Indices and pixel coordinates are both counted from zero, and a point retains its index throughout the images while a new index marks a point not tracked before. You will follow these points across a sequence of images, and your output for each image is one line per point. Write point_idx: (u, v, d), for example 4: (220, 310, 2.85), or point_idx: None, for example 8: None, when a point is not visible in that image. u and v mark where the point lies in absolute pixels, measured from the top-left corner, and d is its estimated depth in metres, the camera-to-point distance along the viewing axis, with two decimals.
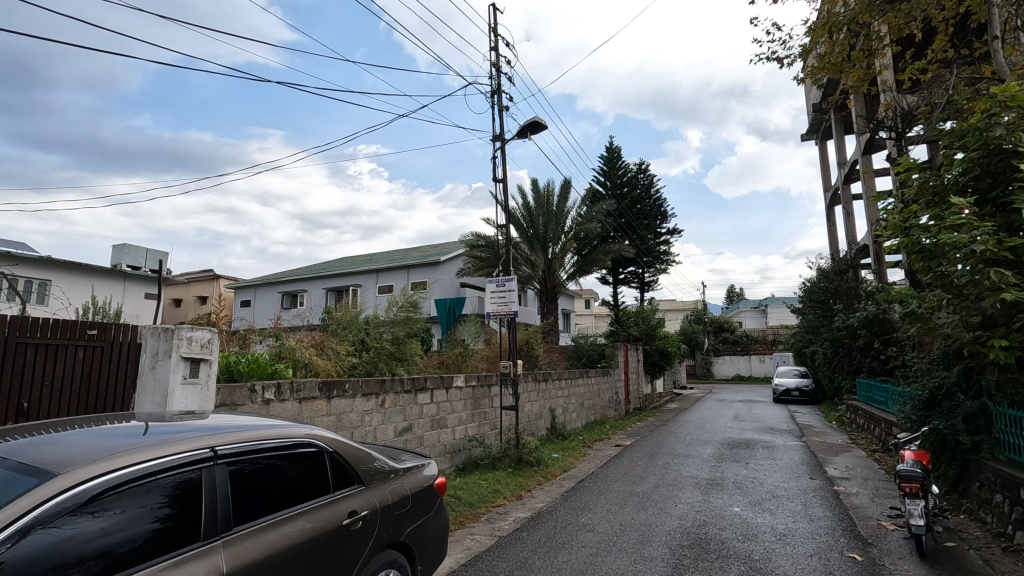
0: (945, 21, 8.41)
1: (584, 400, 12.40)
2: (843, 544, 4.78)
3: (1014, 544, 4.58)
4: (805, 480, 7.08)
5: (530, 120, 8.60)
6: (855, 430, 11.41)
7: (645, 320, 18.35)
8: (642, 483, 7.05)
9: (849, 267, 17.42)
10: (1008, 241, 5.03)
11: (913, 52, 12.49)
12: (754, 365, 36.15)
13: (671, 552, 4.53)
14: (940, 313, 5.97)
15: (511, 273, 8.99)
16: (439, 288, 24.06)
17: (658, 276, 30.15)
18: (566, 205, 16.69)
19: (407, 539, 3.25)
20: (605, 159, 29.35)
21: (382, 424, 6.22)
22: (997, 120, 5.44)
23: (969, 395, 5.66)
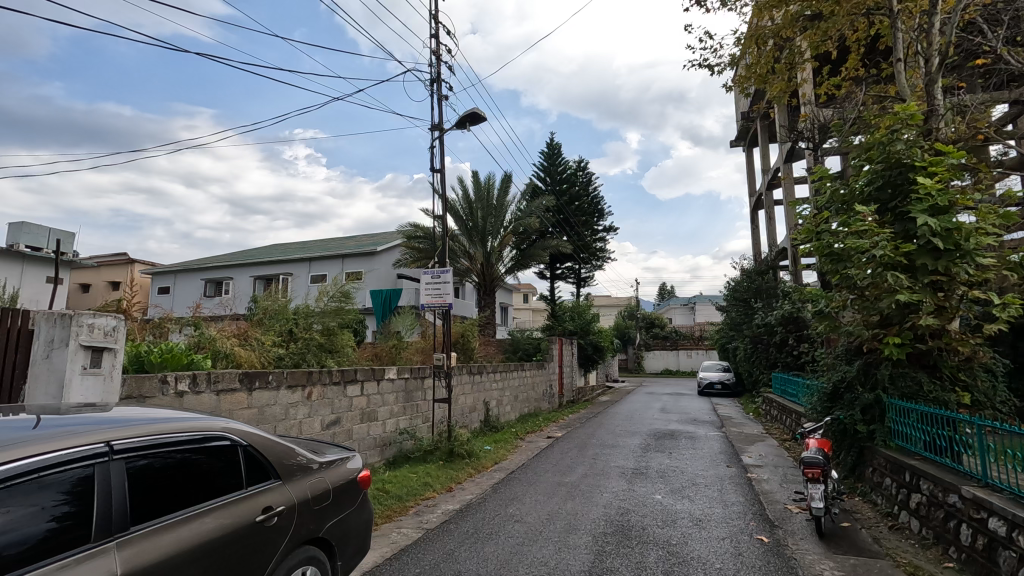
0: (858, 41, 9.05)
1: (519, 393, 12.51)
2: (752, 527, 5.09)
3: (899, 523, 5.05)
4: (722, 468, 7.48)
5: (469, 111, 8.51)
6: (770, 421, 12.15)
7: (580, 314, 18.70)
8: (571, 473, 7.22)
9: (769, 268, 18.52)
10: (903, 246, 5.50)
11: (829, 68, 13.41)
12: (682, 360, 37.44)
13: (595, 539, 4.66)
14: (845, 313, 6.52)
15: (447, 265, 8.93)
16: (374, 278, 23.52)
17: (594, 272, 30.84)
18: (506, 199, 16.71)
19: (328, 534, 3.16)
20: (545, 155, 29.68)
21: (308, 417, 6.00)
22: (898, 135, 5.94)
23: (866, 388, 6.13)
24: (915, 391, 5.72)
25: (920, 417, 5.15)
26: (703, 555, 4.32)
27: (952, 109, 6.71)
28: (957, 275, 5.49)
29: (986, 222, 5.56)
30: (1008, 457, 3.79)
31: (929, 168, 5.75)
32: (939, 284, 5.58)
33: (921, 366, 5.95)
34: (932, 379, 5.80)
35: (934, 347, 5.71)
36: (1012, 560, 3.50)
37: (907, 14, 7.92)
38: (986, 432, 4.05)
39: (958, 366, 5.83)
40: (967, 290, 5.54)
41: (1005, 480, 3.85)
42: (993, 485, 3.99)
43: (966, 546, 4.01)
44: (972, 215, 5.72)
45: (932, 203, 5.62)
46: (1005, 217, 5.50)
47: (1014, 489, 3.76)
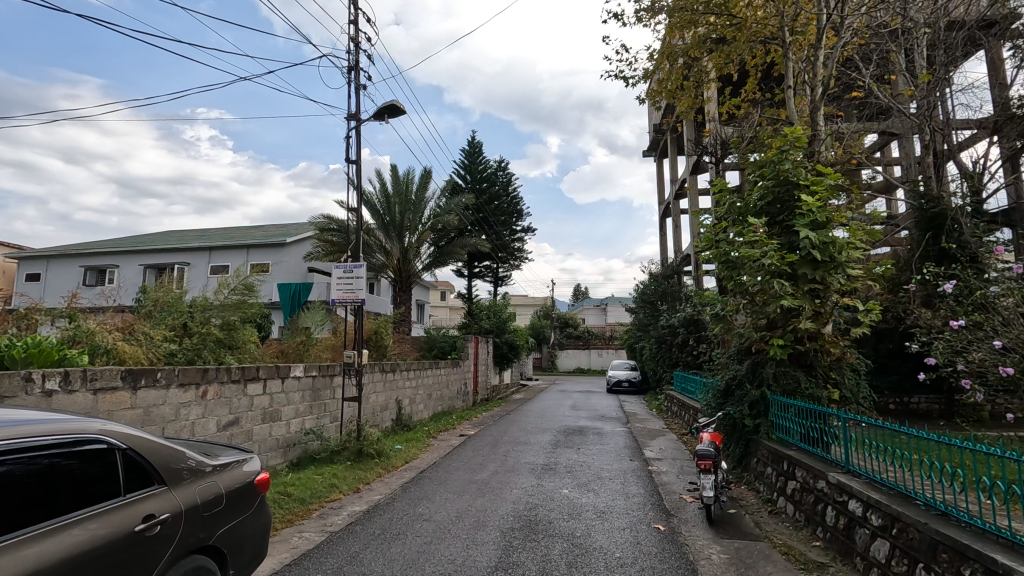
0: (756, 66, 9.81)
1: (432, 392, 12.39)
2: (650, 516, 5.39)
3: (777, 508, 5.56)
4: (626, 461, 7.85)
5: (388, 102, 8.31)
6: (670, 416, 12.91)
7: (497, 313, 18.78)
8: (482, 470, 7.26)
9: (674, 273, 19.64)
10: (787, 257, 6.05)
11: (731, 89, 14.46)
12: (593, 358, 38.86)
13: (503, 535, 4.72)
14: (738, 315, 7.08)
15: (360, 259, 8.66)
16: (283, 271, 22.34)
17: (511, 271, 31.18)
18: (425, 194, 16.48)
19: (219, 542, 2.95)
20: (466, 153, 29.56)
21: (202, 418, 5.58)
22: (787, 155, 6.53)
23: (754, 385, 6.68)
24: (794, 388, 6.31)
25: (797, 411, 5.70)
26: (605, 546, 4.51)
27: (831, 135, 7.46)
28: (831, 284, 6.12)
29: (856, 237, 6.23)
30: (866, 446, 4.30)
31: (810, 187, 6.35)
32: (816, 291, 6.19)
33: (800, 365, 6.57)
34: (809, 377, 6.43)
35: (811, 348, 6.32)
36: (867, 537, 3.96)
37: (797, 46, 8.71)
38: (850, 424, 4.56)
39: (830, 365, 6.49)
40: (838, 298, 6.20)
41: (863, 466, 4.36)
42: (854, 471, 4.50)
43: (830, 526, 4.50)
44: (845, 230, 6.37)
45: (812, 218, 6.21)
46: (870, 234, 6.18)
47: (869, 473, 4.26)
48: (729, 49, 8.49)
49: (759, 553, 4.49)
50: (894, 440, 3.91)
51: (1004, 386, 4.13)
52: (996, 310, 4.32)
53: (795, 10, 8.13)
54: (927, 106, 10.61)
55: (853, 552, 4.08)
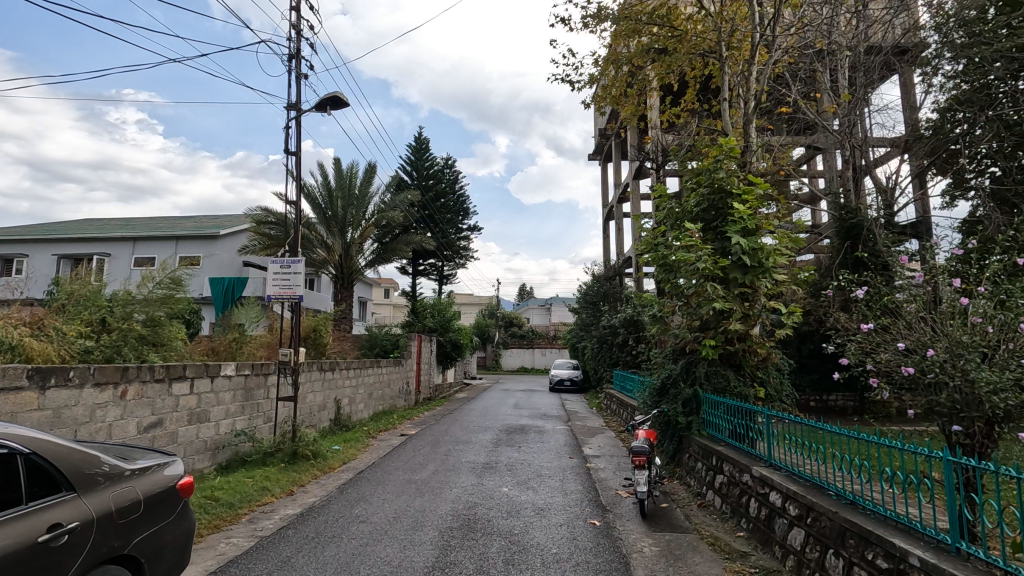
0: (696, 78, 10.21)
1: (373, 391, 12.14)
2: (586, 512, 5.51)
3: (705, 501, 5.83)
4: (565, 459, 8.00)
5: (330, 94, 8.08)
6: (610, 414, 13.22)
7: (441, 311, 18.57)
8: (422, 470, 7.20)
9: (616, 275, 20.11)
10: (720, 261, 6.34)
11: (671, 99, 14.98)
12: (537, 357, 39.28)
13: (441, 535, 4.70)
14: (673, 317, 7.37)
15: (298, 254, 8.39)
16: (215, 265, 21.25)
17: (456, 269, 31.01)
18: (369, 189, 16.11)
19: (135, 551, 2.78)
20: (413, 149, 29.12)
21: (120, 420, 5.22)
22: (721, 164, 6.84)
23: (687, 384, 6.97)
24: (723, 386, 6.62)
25: (725, 409, 5.99)
26: (542, 542, 4.58)
27: (762, 147, 7.87)
28: (758, 288, 6.46)
29: (782, 244, 6.58)
30: (788, 442, 4.57)
31: (742, 196, 6.65)
32: (745, 294, 6.52)
33: (729, 365, 6.89)
34: (737, 376, 6.76)
35: (739, 349, 6.64)
36: (785, 526, 4.22)
37: (733, 61, 9.12)
38: (773, 421, 4.83)
39: (756, 365, 6.86)
40: (766, 301, 6.54)
41: (784, 460, 4.63)
42: (775, 465, 4.78)
43: (753, 517, 4.75)
44: (773, 238, 6.72)
45: (743, 225, 6.54)
46: (795, 242, 6.56)
47: (789, 467, 4.54)
48: (670, 60, 8.80)
49: (687, 545, 4.69)
50: (813, 436, 4.18)
51: (906, 384, 4.50)
52: (901, 314, 4.68)
53: (731, 26, 8.52)
54: (848, 123, 11.40)
55: (772, 541, 4.33)
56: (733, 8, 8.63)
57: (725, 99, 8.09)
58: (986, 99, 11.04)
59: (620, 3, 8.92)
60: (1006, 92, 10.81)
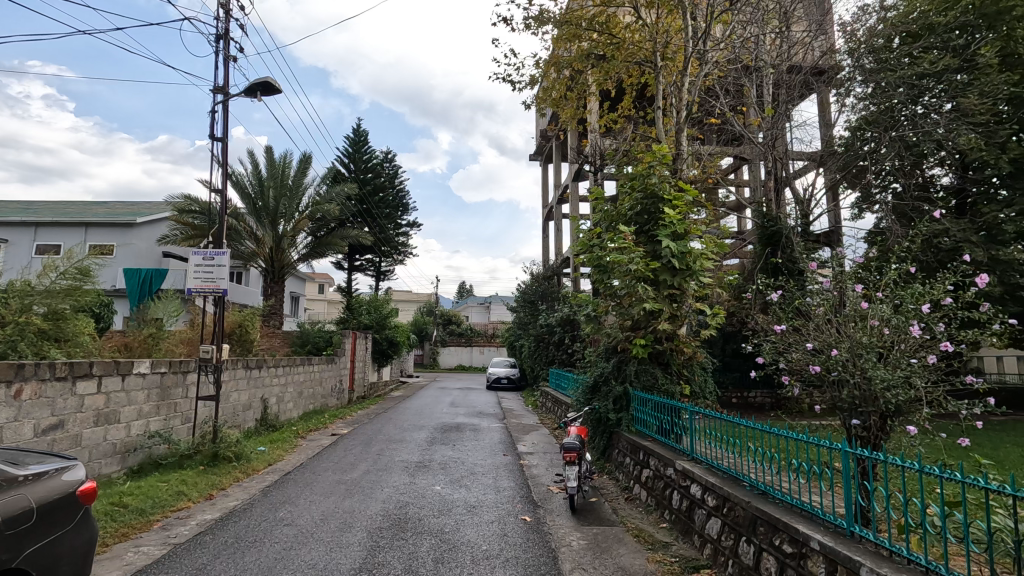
0: (632, 86, 10.51)
1: (303, 389, 11.73)
2: (518, 508, 5.58)
3: (632, 495, 6.05)
4: (499, 457, 8.05)
5: (261, 79, 7.73)
6: (544, 412, 13.39)
7: (377, 309, 18.19)
8: (353, 470, 7.03)
9: (554, 275, 20.37)
10: (651, 264, 6.58)
11: (609, 104, 15.42)
12: (475, 356, 39.19)
13: (370, 535, 4.62)
14: (607, 316, 7.58)
15: (224, 246, 7.98)
16: (130, 255, 19.82)
17: (394, 266, 30.42)
18: (303, 181, 15.52)
19: (25, 564, 2.55)
20: (351, 141, 28.29)
21: (14, 421, 4.77)
22: (654, 170, 7.10)
23: (618, 382, 7.17)
24: (651, 384, 6.87)
25: (653, 405, 6.22)
26: (472, 539, 4.60)
27: (692, 156, 8.22)
28: (686, 289, 6.75)
29: (708, 249, 6.88)
30: (709, 437, 4.82)
31: (672, 202, 6.90)
32: (674, 296, 6.80)
33: (658, 363, 7.15)
34: (665, 374, 7.03)
35: (667, 348, 6.92)
36: (703, 516, 4.44)
37: (667, 71, 9.49)
38: (696, 417, 5.07)
39: (683, 363, 7.15)
40: (693, 302, 6.84)
41: (704, 454, 4.88)
42: (696, 458, 5.02)
43: (675, 508, 4.98)
44: (700, 242, 7.02)
45: (673, 229, 6.79)
46: (720, 247, 6.88)
47: (709, 460, 4.78)
48: (608, 66, 9.04)
49: (614, 537, 4.85)
50: (731, 430, 4.42)
51: (813, 382, 4.84)
52: (812, 317, 5.02)
53: (666, 38, 8.88)
54: (771, 136, 12.15)
55: (691, 531, 4.56)
56: (669, 20, 8.99)
57: (659, 107, 8.40)
58: (890, 120, 12.20)
59: (561, 7, 9.06)
60: (908, 116, 12.12)
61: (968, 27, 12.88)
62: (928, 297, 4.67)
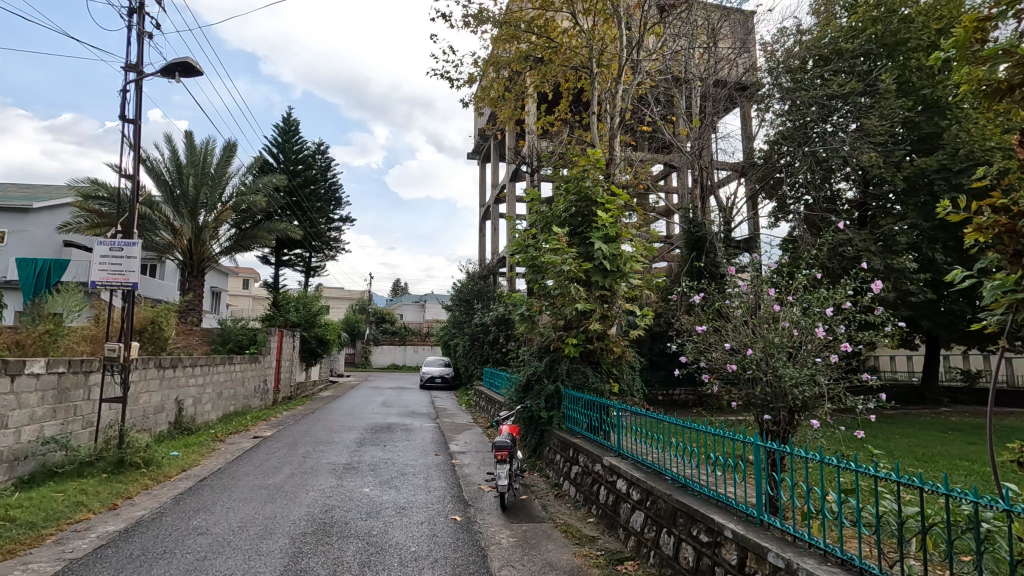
0: (570, 90, 10.71)
1: (223, 390, 11.11)
2: (448, 508, 5.55)
3: (562, 492, 6.17)
4: (431, 456, 7.97)
5: (180, 59, 7.24)
6: (478, 411, 13.40)
7: (306, 305, 17.52)
8: (276, 474, 6.73)
9: (490, 274, 20.41)
10: (583, 265, 6.74)
11: (546, 106, 15.64)
12: (408, 355, 38.61)
13: (292, 541, 4.44)
14: (540, 316, 7.69)
15: (135, 236, 7.41)
16: (25, 243, 18.02)
17: (325, 261, 29.44)
18: (226, 170, 14.67)
19: None
20: (280, 130, 27.04)
21: None
22: (588, 174, 7.27)
23: (550, 380, 7.30)
24: (582, 382, 7.03)
25: (583, 403, 6.35)
26: (400, 541, 4.52)
27: (624, 161, 8.49)
28: (616, 290, 6.95)
29: (638, 252, 7.10)
30: (635, 433, 4.99)
31: (605, 205, 7.09)
32: (605, 297, 6.99)
33: (589, 362, 7.32)
34: (595, 372, 7.20)
35: (597, 347, 7.11)
36: (628, 510, 4.60)
37: (603, 77, 9.73)
38: (623, 414, 5.24)
39: (613, 362, 7.35)
40: (623, 303, 7.06)
41: (630, 449, 5.05)
42: (623, 454, 5.18)
43: (602, 503, 5.12)
44: (630, 245, 7.22)
45: (605, 231, 6.96)
46: (649, 250, 7.11)
47: (634, 456, 4.94)
48: (546, 69, 9.18)
49: (542, 533, 4.93)
50: (656, 427, 4.60)
51: (730, 379, 5.14)
52: (731, 319, 5.30)
53: (601, 46, 9.11)
54: (698, 146, 12.78)
55: (617, 525, 4.71)
56: (605, 28, 9.22)
57: (594, 112, 8.60)
58: (803, 136, 13.14)
59: (500, 8, 9.10)
60: (819, 132, 13.09)
61: (871, 54, 14.11)
62: (831, 301, 5.09)
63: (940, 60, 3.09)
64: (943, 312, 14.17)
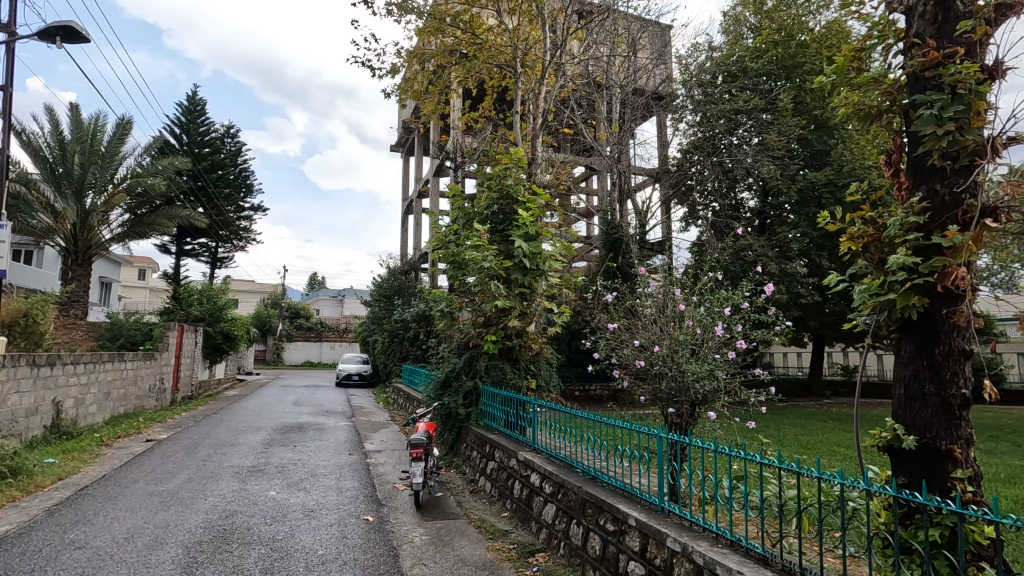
0: (494, 87, 10.73)
1: (112, 390, 10.15)
2: (360, 509, 5.41)
3: (477, 488, 6.21)
4: (344, 456, 7.74)
5: (62, 23, 6.51)
6: (396, 409, 13.14)
7: (210, 299, 16.37)
8: (170, 480, 6.24)
9: (411, 269, 20.10)
10: (503, 263, 6.80)
11: (470, 102, 15.58)
12: (324, 351, 37.21)
13: (186, 551, 4.15)
14: (461, 312, 7.68)
15: (4, 218, 6.58)
16: None
17: (233, 252, 27.69)
18: (120, 149, 13.39)
19: None
20: (184, 109, 25.02)
21: None
22: (511, 172, 7.32)
23: (468, 377, 7.29)
24: (501, 378, 7.08)
25: (500, 399, 6.41)
26: (307, 545, 4.35)
27: (545, 161, 8.64)
28: (536, 288, 7.06)
29: (557, 251, 7.25)
30: (549, 428, 5.10)
31: (525, 204, 7.18)
32: (524, 294, 7.08)
33: (507, 359, 7.38)
34: (513, 369, 7.26)
35: (516, 344, 7.18)
36: (541, 503, 4.70)
37: (526, 78, 9.85)
38: (539, 410, 5.34)
39: (531, 359, 7.46)
40: (542, 301, 7.20)
41: (545, 444, 5.16)
42: (538, 449, 5.29)
43: (516, 497, 5.20)
44: (550, 244, 7.35)
45: (526, 230, 7.05)
46: (568, 249, 7.28)
47: (548, 450, 5.05)
48: (470, 65, 9.15)
49: (456, 530, 4.93)
50: (569, 421, 4.73)
51: (639, 374, 5.38)
52: (641, 317, 5.54)
53: (526, 47, 9.21)
54: (617, 150, 13.28)
55: (530, 518, 4.80)
56: (530, 29, 9.32)
57: (517, 111, 8.66)
58: (712, 147, 14.00)
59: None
60: (726, 144, 13.99)
61: (772, 74, 15.26)
62: (730, 302, 5.46)
63: (824, 83, 3.39)
64: (827, 313, 15.63)
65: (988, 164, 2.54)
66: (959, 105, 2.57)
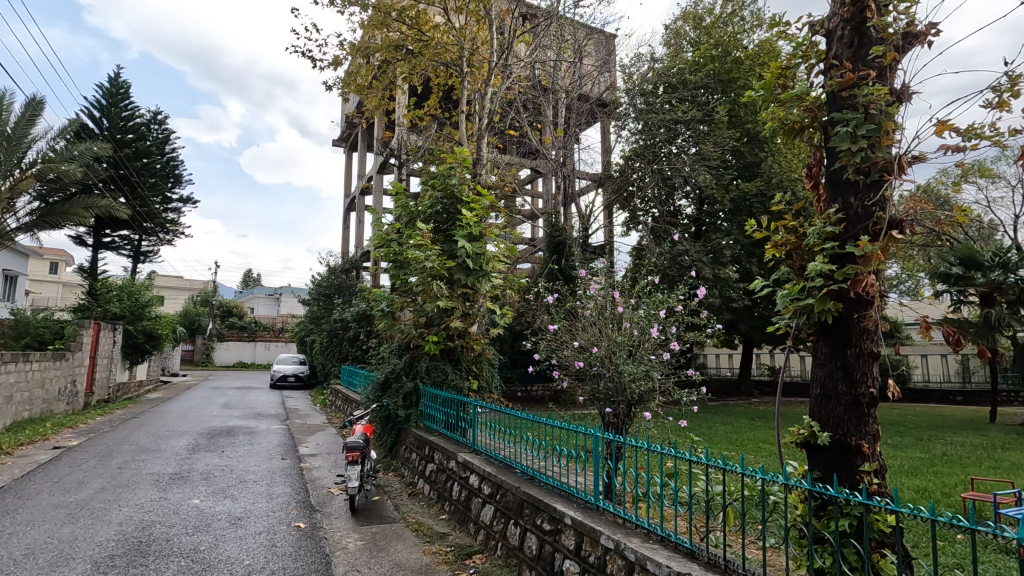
0: (441, 85, 10.62)
1: (14, 393, 9.30)
2: (291, 515, 5.20)
3: (416, 490, 6.12)
4: (276, 461, 7.43)
5: None
6: (333, 411, 12.77)
7: (131, 295, 15.31)
8: (80, 490, 5.78)
9: (352, 268, 19.59)
10: (445, 263, 6.74)
11: (415, 100, 15.37)
12: (258, 352, 35.66)
13: (95, 567, 3.84)
14: (402, 312, 7.54)
15: None
16: None
17: (158, 245, 26.06)
18: (29, 131, 12.28)
19: None
20: (105, 91, 23.27)
21: None
22: (455, 172, 7.24)
23: (409, 378, 7.17)
24: (442, 380, 6.99)
25: (441, 400, 6.34)
26: (232, 555, 4.14)
27: (490, 162, 8.63)
28: (478, 289, 7.04)
29: (500, 252, 7.25)
30: (489, 429, 5.10)
31: (469, 204, 7.13)
32: (467, 295, 7.04)
33: (449, 359, 7.30)
34: (455, 370, 7.20)
35: (458, 345, 7.12)
36: (479, 504, 4.68)
37: (472, 78, 9.81)
38: (479, 411, 5.32)
39: (473, 359, 7.43)
40: (484, 301, 7.17)
41: (485, 445, 5.14)
42: (477, 450, 5.27)
43: (455, 499, 5.16)
44: (494, 245, 7.34)
45: (469, 230, 7.00)
46: (511, 250, 7.30)
47: (488, 451, 5.05)
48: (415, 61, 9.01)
49: (392, 534, 4.83)
50: (509, 422, 4.73)
51: (578, 374, 5.46)
52: (581, 318, 5.63)
53: (473, 46, 9.17)
54: (562, 154, 13.47)
55: (468, 519, 4.78)
56: (477, 29, 9.29)
57: (463, 111, 8.60)
58: (653, 155, 14.45)
59: None
60: (666, 152, 14.47)
61: (709, 87, 15.91)
62: (666, 304, 5.64)
63: (754, 97, 3.57)
64: (756, 316, 16.47)
65: (895, 179, 2.75)
66: (870, 125, 2.78)
